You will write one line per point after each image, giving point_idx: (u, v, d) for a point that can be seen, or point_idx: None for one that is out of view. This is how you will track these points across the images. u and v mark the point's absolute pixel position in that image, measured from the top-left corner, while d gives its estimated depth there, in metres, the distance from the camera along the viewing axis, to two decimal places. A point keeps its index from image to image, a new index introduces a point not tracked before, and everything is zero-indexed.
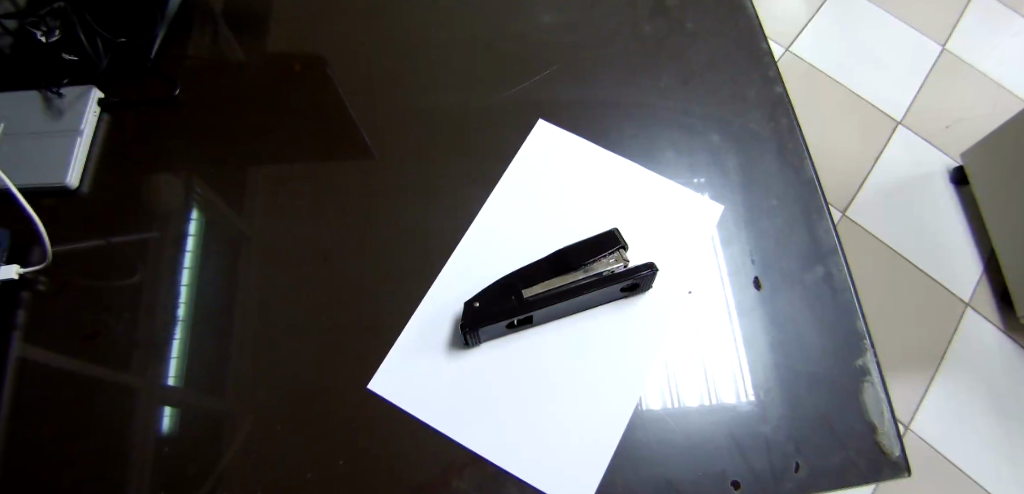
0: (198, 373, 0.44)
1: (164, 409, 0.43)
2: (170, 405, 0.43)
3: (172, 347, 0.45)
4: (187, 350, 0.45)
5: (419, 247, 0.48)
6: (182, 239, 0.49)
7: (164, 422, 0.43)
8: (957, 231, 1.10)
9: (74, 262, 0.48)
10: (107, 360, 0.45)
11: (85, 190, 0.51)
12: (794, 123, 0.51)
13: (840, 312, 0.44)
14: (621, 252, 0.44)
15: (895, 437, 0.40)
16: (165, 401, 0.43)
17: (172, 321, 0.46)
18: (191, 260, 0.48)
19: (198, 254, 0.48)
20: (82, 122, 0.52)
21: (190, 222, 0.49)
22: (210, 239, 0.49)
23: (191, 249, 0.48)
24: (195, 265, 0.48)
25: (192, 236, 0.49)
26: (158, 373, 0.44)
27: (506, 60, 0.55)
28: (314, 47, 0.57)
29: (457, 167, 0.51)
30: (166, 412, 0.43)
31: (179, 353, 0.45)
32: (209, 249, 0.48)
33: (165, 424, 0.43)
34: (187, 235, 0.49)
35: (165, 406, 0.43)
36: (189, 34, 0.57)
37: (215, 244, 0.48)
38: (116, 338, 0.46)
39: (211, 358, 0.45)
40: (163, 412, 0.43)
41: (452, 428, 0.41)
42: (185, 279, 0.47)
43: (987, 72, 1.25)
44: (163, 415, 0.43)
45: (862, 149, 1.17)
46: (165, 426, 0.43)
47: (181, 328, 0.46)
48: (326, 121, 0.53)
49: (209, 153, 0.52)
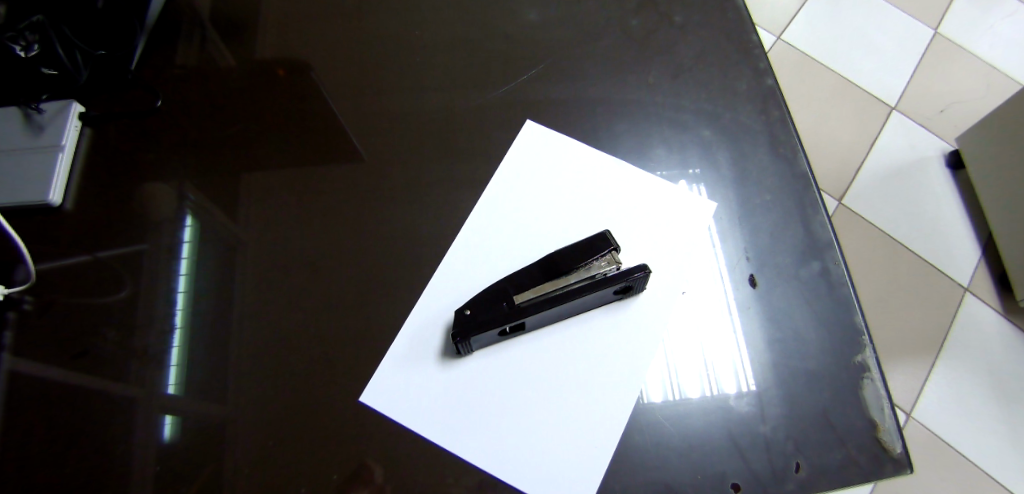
0: (195, 380, 0.43)
1: (164, 418, 0.42)
2: (170, 413, 0.43)
3: (172, 354, 0.45)
4: (183, 356, 0.44)
5: (411, 253, 0.47)
6: (176, 247, 0.48)
7: (165, 430, 0.42)
8: (954, 216, 1.10)
9: (61, 279, 0.47)
10: (103, 371, 0.44)
11: (68, 207, 0.50)
12: (786, 114, 0.50)
13: (837, 307, 0.43)
14: (614, 253, 0.43)
15: (896, 432, 0.39)
16: (165, 409, 0.43)
17: (168, 330, 0.45)
18: (185, 266, 0.47)
19: (191, 261, 0.47)
20: (64, 137, 0.51)
21: (184, 228, 0.49)
22: (203, 244, 0.48)
23: (187, 256, 0.48)
24: (191, 273, 0.47)
25: (186, 243, 0.48)
26: (156, 381, 0.44)
27: (493, 59, 0.54)
28: (297, 52, 0.56)
29: (445, 170, 0.50)
30: (166, 421, 0.42)
31: (178, 360, 0.44)
32: (201, 256, 0.48)
33: (166, 433, 0.42)
34: (181, 242, 0.48)
35: (165, 415, 0.43)
36: (170, 43, 0.56)
37: (206, 252, 0.48)
38: (111, 351, 0.45)
39: (207, 365, 0.44)
40: (163, 420, 0.42)
41: (448, 439, 0.40)
42: (180, 285, 0.47)
43: (980, 55, 1.24)
44: (163, 423, 0.42)
45: (857, 136, 1.16)
46: (166, 434, 0.42)
47: (178, 336, 0.45)
48: (311, 128, 0.52)
49: (194, 163, 0.51)
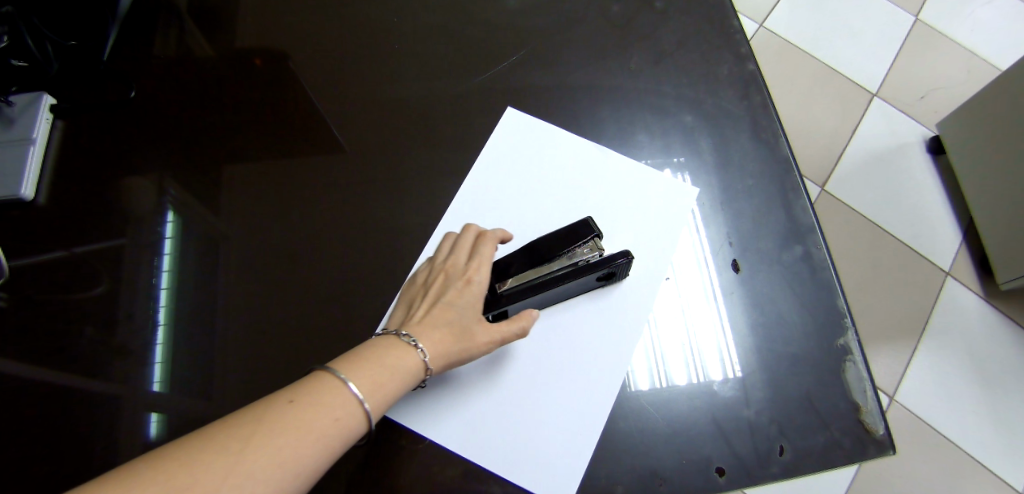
0: (181, 375, 0.43)
1: (151, 415, 0.42)
2: (157, 411, 0.42)
3: (156, 351, 0.44)
4: (168, 352, 0.44)
5: (394, 244, 0.46)
6: (159, 242, 0.47)
7: (151, 427, 0.41)
8: (936, 202, 1.11)
9: (37, 276, 0.46)
10: (86, 369, 0.43)
11: (41, 201, 0.49)
12: (767, 99, 0.50)
13: (819, 291, 0.43)
14: (595, 240, 0.43)
15: (878, 414, 0.40)
16: (151, 407, 0.42)
17: (152, 326, 0.45)
18: (168, 262, 0.46)
19: (174, 256, 0.47)
20: (34, 130, 0.49)
21: (166, 224, 0.48)
22: (186, 239, 0.47)
23: (170, 251, 0.47)
24: (175, 268, 0.46)
25: (169, 238, 0.47)
26: (141, 379, 0.43)
27: (473, 46, 0.53)
28: (273, 41, 0.55)
29: (426, 159, 0.49)
30: (152, 418, 0.42)
31: (163, 357, 0.43)
32: (185, 249, 0.47)
33: (152, 430, 0.41)
34: (164, 237, 0.47)
35: (151, 412, 0.42)
36: (144, 33, 0.55)
37: (190, 246, 0.47)
38: (95, 348, 0.44)
39: (193, 361, 0.43)
40: (149, 418, 0.42)
41: (431, 430, 0.40)
42: (162, 282, 0.46)
43: (960, 41, 1.25)
44: (149, 420, 0.42)
45: (840, 123, 1.17)
46: (152, 432, 0.41)
47: (163, 332, 0.44)
48: (289, 118, 0.51)
49: (171, 155, 0.50)
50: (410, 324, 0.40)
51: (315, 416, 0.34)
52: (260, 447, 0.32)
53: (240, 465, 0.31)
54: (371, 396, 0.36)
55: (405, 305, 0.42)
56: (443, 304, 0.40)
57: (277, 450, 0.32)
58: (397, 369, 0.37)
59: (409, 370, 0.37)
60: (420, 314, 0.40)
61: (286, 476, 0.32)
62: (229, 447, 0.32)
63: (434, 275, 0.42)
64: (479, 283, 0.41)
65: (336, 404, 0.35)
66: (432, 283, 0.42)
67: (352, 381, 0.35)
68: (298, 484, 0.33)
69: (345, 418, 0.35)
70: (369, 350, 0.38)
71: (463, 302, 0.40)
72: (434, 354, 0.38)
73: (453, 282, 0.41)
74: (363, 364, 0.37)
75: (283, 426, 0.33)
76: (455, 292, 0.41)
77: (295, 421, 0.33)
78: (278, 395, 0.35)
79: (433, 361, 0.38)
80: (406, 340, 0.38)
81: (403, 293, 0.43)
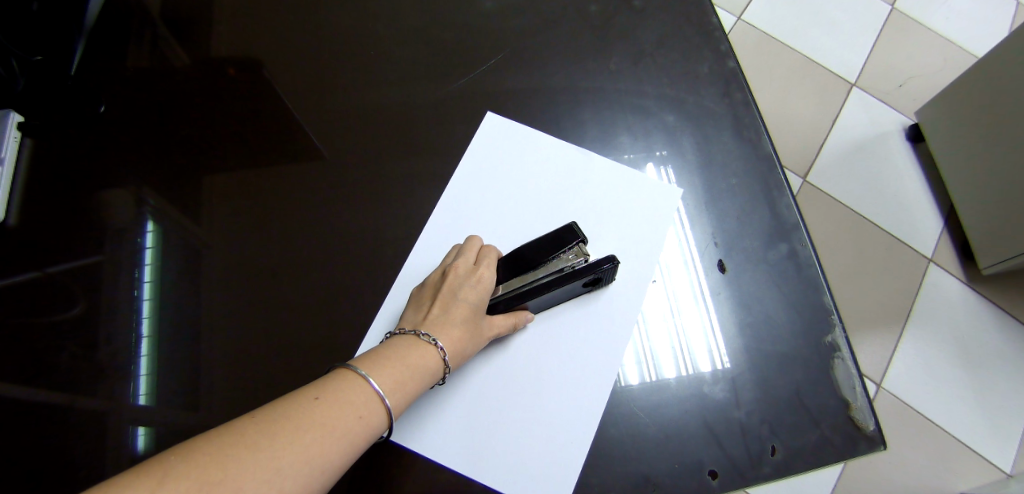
0: (168, 388, 0.42)
1: (137, 429, 0.41)
2: (144, 425, 0.41)
3: (141, 364, 0.43)
4: (153, 365, 0.43)
5: (377, 254, 0.46)
6: (139, 253, 0.46)
7: (139, 441, 0.40)
8: (917, 189, 1.13)
9: (11, 298, 0.45)
10: (68, 385, 0.42)
11: (12, 222, 0.47)
12: (749, 96, 0.50)
13: (806, 289, 0.43)
14: (580, 245, 0.43)
15: (868, 410, 0.40)
16: (137, 421, 0.41)
17: (135, 339, 0.43)
18: (149, 273, 0.45)
19: (156, 267, 0.46)
20: (2, 149, 0.48)
21: (146, 234, 0.47)
22: (168, 249, 0.46)
23: (151, 262, 0.46)
24: (157, 279, 0.45)
25: (150, 249, 0.46)
26: (125, 394, 0.42)
27: (451, 50, 0.53)
28: (247, 50, 0.53)
29: (407, 167, 0.48)
30: (140, 432, 0.41)
31: (148, 370, 0.42)
32: (167, 260, 0.46)
33: (140, 443, 0.40)
34: (144, 248, 0.46)
35: (138, 426, 0.41)
36: (113, 45, 0.54)
37: (173, 256, 0.46)
38: (78, 362, 0.43)
39: (180, 372, 0.42)
40: (136, 432, 0.41)
41: (421, 445, 0.40)
42: (145, 293, 0.45)
43: (935, 29, 1.27)
44: (136, 434, 0.40)
45: (821, 114, 1.18)
46: (140, 445, 0.40)
47: (148, 345, 0.43)
48: (264, 129, 0.50)
49: (145, 169, 0.49)
50: (427, 323, 0.39)
51: (341, 413, 0.34)
52: (291, 445, 0.32)
53: (269, 463, 0.31)
54: (395, 394, 0.36)
55: (415, 304, 0.42)
56: (456, 303, 0.40)
57: (307, 448, 0.32)
58: (418, 368, 0.37)
59: (429, 369, 0.38)
60: (434, 314, 0.40)
61: (313, 472, 0.32)
62: (257, 444, 0.31)
63: (444, 273, 0.42)
64: (489, 281, 0.41)
65: (359, 401, 0.34)
66: (442, 281, 0.41)
67: (376, 380, 0.35)
68: (325, 481, 0.33)
69: (370, 415, 0.34)
70: (388, 350, 0.37)
71: (477, 300, 0.40)
72: (453, 352, 0.39)
73: (464, 281, 0.41)
74: (382, 363, 0.36)
75: (312, 421, 0.33)
76: (468, 289, 0.41)
77: (323, 419, 0.33)
78: (305, 391, 0.34)
79: (452, 358, 0.39)
80: (426, 339, 0.38)
81: (413, 293, 0.43)
